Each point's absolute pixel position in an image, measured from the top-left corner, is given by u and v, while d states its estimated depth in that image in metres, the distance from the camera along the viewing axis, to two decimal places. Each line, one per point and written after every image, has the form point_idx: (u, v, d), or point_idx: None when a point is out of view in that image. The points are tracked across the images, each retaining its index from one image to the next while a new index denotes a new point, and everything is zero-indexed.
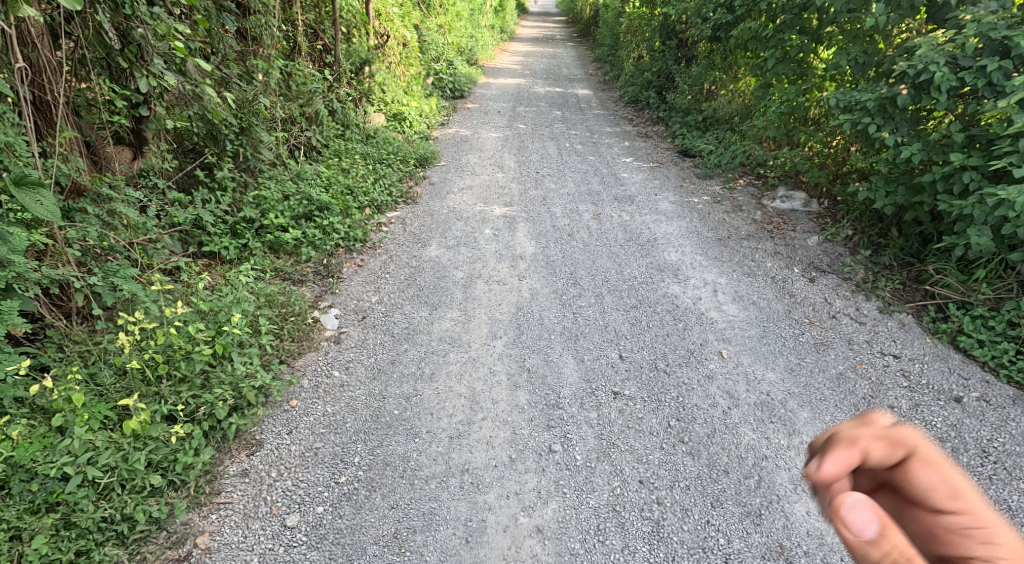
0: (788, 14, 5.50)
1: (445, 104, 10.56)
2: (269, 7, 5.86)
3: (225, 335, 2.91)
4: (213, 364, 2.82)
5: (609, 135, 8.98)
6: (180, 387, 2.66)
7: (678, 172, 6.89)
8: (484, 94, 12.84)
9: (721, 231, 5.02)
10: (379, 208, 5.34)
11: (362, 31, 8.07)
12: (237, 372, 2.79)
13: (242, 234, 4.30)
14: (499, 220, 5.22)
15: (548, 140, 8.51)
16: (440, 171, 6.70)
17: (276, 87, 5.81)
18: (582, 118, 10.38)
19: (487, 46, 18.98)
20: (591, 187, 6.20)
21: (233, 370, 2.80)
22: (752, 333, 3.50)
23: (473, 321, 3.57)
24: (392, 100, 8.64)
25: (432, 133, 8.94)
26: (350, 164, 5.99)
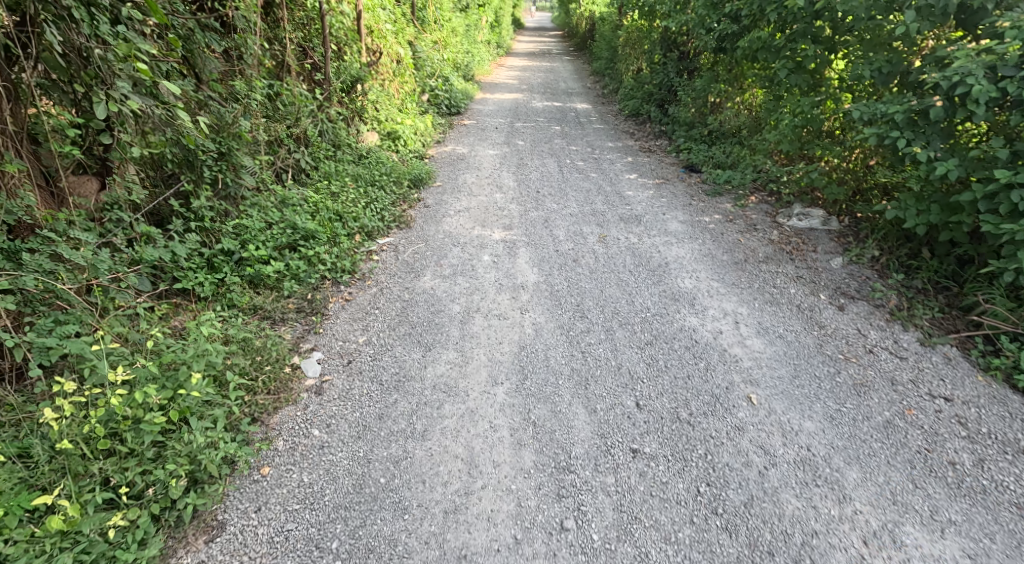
0: (799, 23, 5.20)
1: (441, 121, 10.27)
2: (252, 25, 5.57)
3: (182, 398, 2.54)
4: (168, 432, 2.47)
5: (611, 150, 8.68)
6: (124, 465, 2.33)
7: (686, 188, 6.57)
8: (481, 110, 12.59)
9: (736, 253, 4.68)
10: (370, 234, 5.01)
11: (353, 48, 7.80)
12: (196, 442, 2.43)
13: (220, 268, 3.97)
14: (498, 244, 4.88)
15: (548, 157, 8.21)
16: (435, 193, 6.37)
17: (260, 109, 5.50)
18: (582, 133, 10.09)
19: (484, 62, 18.77)
20: (595, 206, 5.87)
21: (190, 440, 2.44)
22: (782, 373, 3.13)
23: (471, 365, 3.21)
24: (386, 118, 8.35)
25: (428, 152, 8.64)
26: (339, 186, 5.66)
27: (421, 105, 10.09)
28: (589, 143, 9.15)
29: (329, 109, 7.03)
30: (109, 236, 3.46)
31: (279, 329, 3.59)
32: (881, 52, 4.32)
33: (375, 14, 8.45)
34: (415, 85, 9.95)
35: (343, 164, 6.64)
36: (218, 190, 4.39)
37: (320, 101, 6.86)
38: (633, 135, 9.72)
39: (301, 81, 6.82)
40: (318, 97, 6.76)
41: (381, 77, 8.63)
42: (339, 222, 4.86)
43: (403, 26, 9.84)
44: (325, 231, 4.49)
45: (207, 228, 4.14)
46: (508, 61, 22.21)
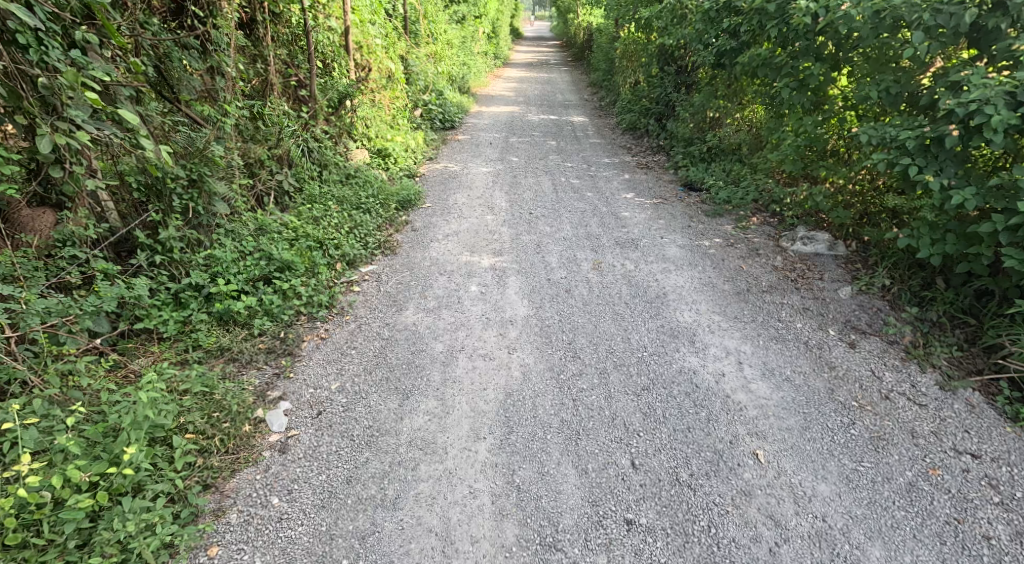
0: (801, 40, 5.01)
1: (433, 137, 10.05)
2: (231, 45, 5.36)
3: (115, 474, 2.31)
4: (97, 514, 2.25)
5: (608, 167, 8.45)
6: (41, 560, 2.10)
7: (685, 209, 6.33)
8: (476, 124, 12.38)
9: (738, 282, 4.43)
10: (353, 263, 4.76)
11: (341, 65, 7.60)
12: (125, 529, 2.19)
13: (187, 303, 3.72)
14: (487, 272, 4.63)
15: (542, 175, 7.98)
16: (424, 215, 6.13)
17: (238, 132, 5.28)
18: (578, 148, 9.87)
19: (480, 73, 18.60)
20: (590, 229, 5.63)
21: (119, 527, 2.20)
22: (792, 424, 2.85)
23: (452, 416, 2.94)
24: (376, 135, 8.13)
25: (419, 169, 8.41)
26: (321, 210, 5.41)
27: (413, 120, 9.87)
28: (585, 159, 8.93)
29: (316, 128, 6.79)
30: (61, 273, 3.21)
31: (245, 374, 3.33)
32: (889, 72, 4.09)
33: (364, 29, 8.24)
34: (407, 101, 9.73)
35: (329, 185, 6.40)
36: (189, 218, 4.12)
37: (306, 120, 6.62)
38: (631, 151, 9.50)
39: (286, 99, 6.60)
40: (303, 116, 6.53)
41: (371, 93, 8.41)
42: (318, 250, 4.61)
43: (394, 40, 9.63)
44: (303, 262, 4.24)
45: (176, 260, 3.87)
46: (505, 72, 22.07)
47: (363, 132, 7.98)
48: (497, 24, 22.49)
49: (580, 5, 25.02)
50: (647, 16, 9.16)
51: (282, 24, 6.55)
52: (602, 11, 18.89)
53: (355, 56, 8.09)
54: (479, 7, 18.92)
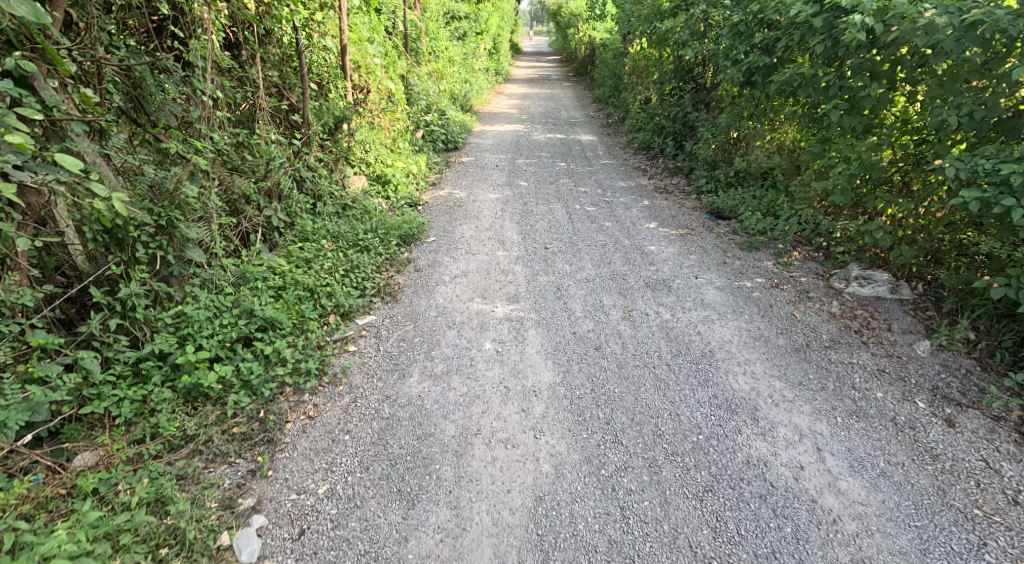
0: (853, 57, 4.49)
1: (436, 160, 9.52)
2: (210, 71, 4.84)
3: None
4: None
5: (624, 192, 7.89)
6: None
7: (715, 242, 5.76)
8: (480, 144, 11.88)
9: (794, 334, 3.83)
10: (348, 314, 4.16)
11: (338, 87, 7.09)
12: None
13: (149, 375, 3.09)
14: (502, 324, 4.07)
15: (554, 201, 7.44)
16: (428, 250, 5.57)
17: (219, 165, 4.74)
18: (590, 170, 9.32)
19: (483, 91, 18.15)
20: (613, 267, 5.07)
21: None
22: (907, 548, 2.34)
23: (468, 535, 2.41)
24: (375, 160, 7.61)
25: (422, 196, 7.84)
26: (313, 250, 4.81)
27: (414, 143, 9.35)
28: (598, 183, 8.38)
29: (310, 155, 6.24)
30: None
31: (212, 473, 2.72)
32: (966, 93, 3.76)
33: (363, 48, 7.76)
34: (408, 122, 9.22)
35: (322, 219, 5.82)
36: (155, 269, 3.53)
37: (297, 147, 6.07)
38: (646, 173, 8.94)
39: (277, 126, 6.07)
40: (296, 143, 6.00)
41: (369, 116, 7.89)
42: (308, 302, 4.01)
43: (395, 60, 9.15)
44: (290, 318, 3.64)
45: (139, 320, 3.28)
46: (507, 88, 21.66)
47: (362, 157, 7.44)
48: (499, 40, 22.13)
49: (582, 20, 24.68)
50: (662, 32, 8.67)
51: (273, 44, 6.05)
52: (607, 26, 18.46)
53: (353, 76, 7.59)
54: (481, 23, 18.53)
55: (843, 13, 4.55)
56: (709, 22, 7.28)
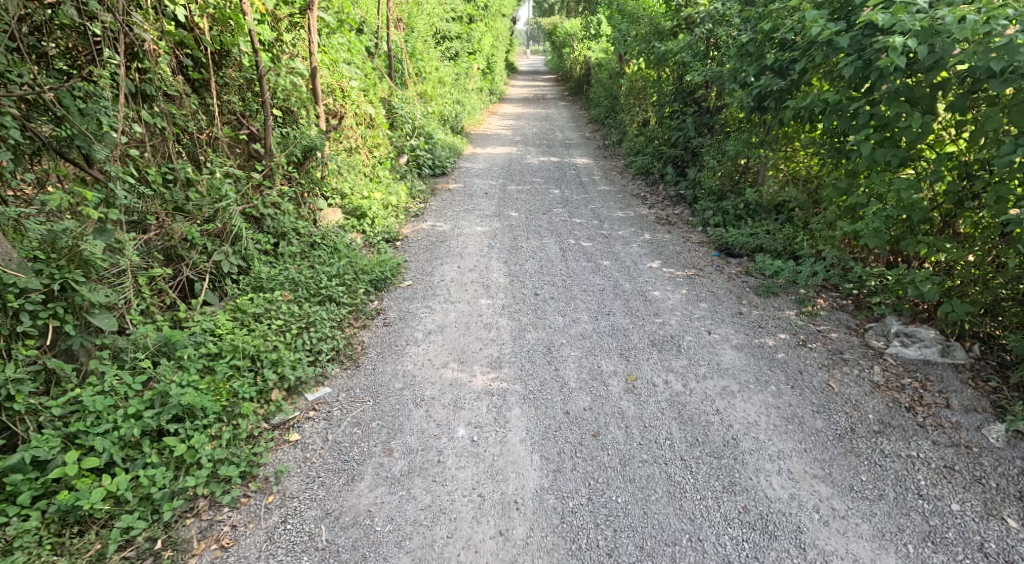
0: (885, 81, 3.87)
1: (421, 188, 8.91)
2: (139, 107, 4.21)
3: None
4: None
5: (622, 223, 7.28)
6: None
7: (726, 286, 5.13)
8: (469, 168, 11.31)
9: (832, 412, 3.17)
10: (297, 387, 3.50)
11: (310, 113, 6.51)
12: None
13: (17, 492, 2.45)
14: (481, 398, 3.41)
15: (546, 234, 6.82)
16: (402, 298, 4.92)
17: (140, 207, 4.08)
18: (586, 198, 8.71)
19: (475, 112, 17.64)
20: (613, 319, 4.43)
21: None
22: None
23: None
24: (352, 191, 6.99)
25: (402, 229, 7.19)
26: (264, 305, 4.16)
27: (397, 170, 8.75)
28: (594, 214, 7.76)
29: (273, 189, 5.61)
30: None
31: None
32: None
33: (337, 71, 7.18)
34: (390, 149, 8.63)
35: (284, 262, 5.17)
36: (47, 343, 2.86)
37: (258, 181, 5.44)
38: (646, 202, 8.33)
39: (235, 157, 5.45)
40: (256, 177, 5.38)
41: (345, 143, 7.29)
42: (247, 376, 3.34)
43: (376, 82, 8.61)
44: (217, 403, 2.99)
45: (19, 411, 2.63)
46: (501, 108, 21.24)
47: (337, 188, 6.82)
48: (493, 60, 21.76)
49: (578, 40, 24.31)
50: (661, 51, 8.12)
51: (232, 68, 5.46)
52: (603, 45, 18.01)
53: (327, 101, 7.01)
54: (474, 43, 18.09)
55: (873, 30, 3.95)
56: (711, 42, 6.73)
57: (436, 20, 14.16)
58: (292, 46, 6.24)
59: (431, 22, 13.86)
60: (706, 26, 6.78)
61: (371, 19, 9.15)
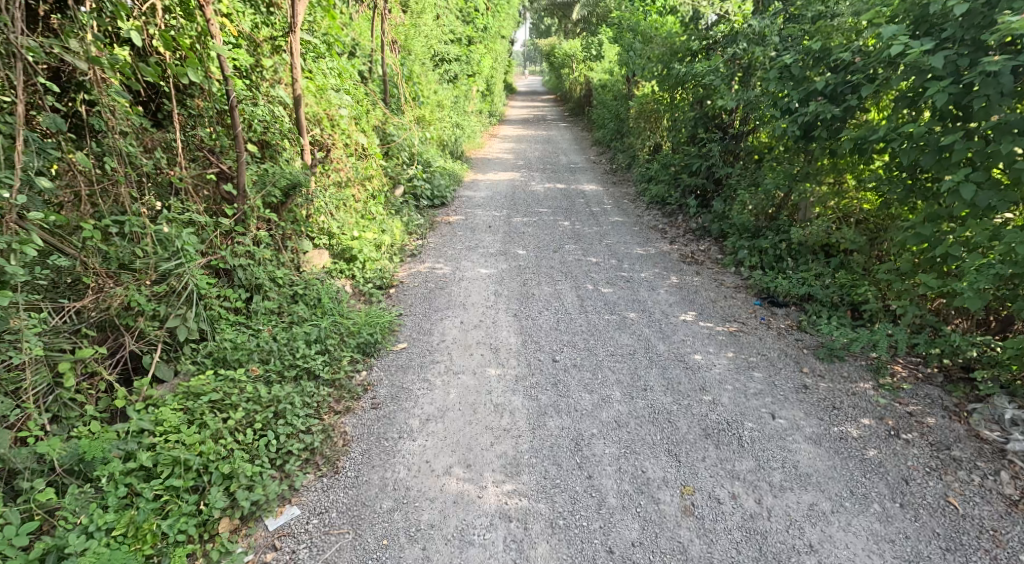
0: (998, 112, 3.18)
1: (418, 222, 8.17)
2: (67, 153, 3.62)
3: None
4: None
5: (643, 263, 6.53)
6: None
7: (778, 346, 4.36)
8: (470, 197, 10.61)
9: (967, 551, 2.56)
10: (255, 511, 2.82)
11: (293, 145, 5.78)
12: None
13: None
14: (495, 528, 2.72)
15: (558, 277, 6.06)
16: (396, 367, 4.15)
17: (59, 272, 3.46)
18: (598, 232, 7.97)
19: (475, 136, 16.99)
20: (651, 397, 3.65)
21: None
22: None
23: None
24: (341, 231, 6.27)
25: (397, 272, 6.42)
26: (224, 390, 3.41)
27: (392, 204, 8.02)
28: (610, 251, 7.01)
29: (247, 234, 4.87)
30: None
31: None
32: None
33: (325, 98, 6.49)
34: (383, 181, 7.90)
35: (256, 322, 4.40)
36: None
37: (228, 227, 4.71)
38: (665, 237, 7.58)
39: (202, 200, 4.69)
40: (227, 222, 4.64)
41: (332, 177, 6.56)
42: (187, 502, 2.71)
43: (369, 109, 7.95)
44: (134, 557, 2.48)
45: None
46: (502, 130, 20.70)
47: (323, 228, 6.07)
48: (492, 82, 21.27)
49: (579, 61, 23.81)
50: (679, 73, 7.46)
51: (199, 97, 4.76)
52: (607, 66, 17.44)
53: (314, 131, 6.31)
54: (474, 65, 17.54)
55: (975, 48, 3.27)
56: (740, 63, 6.05)
57: (434, 42, 13.60)
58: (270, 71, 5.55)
59: (428, 44, 13.28)
60: (735, 46, 6.12)
61: (364, 42, 8.51)
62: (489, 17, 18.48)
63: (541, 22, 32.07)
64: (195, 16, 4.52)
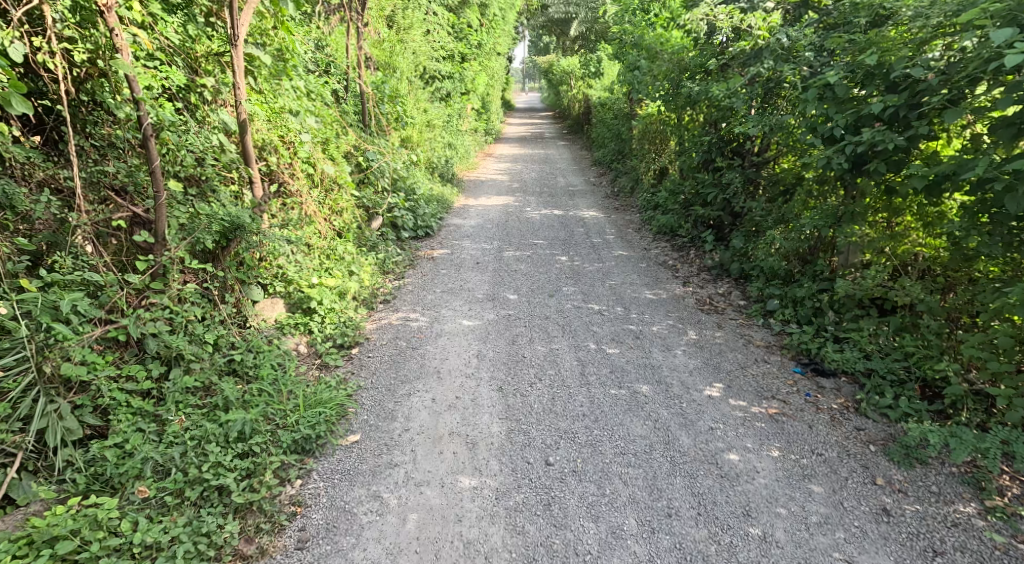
0: None
1: (395, 260, 7.26)
2: None
3: None
4: None
5: (654, 312, 5.62)
6: None
7: (834, 437, 3.40)
8: (459, 226, 9.74)
9: None
10: None
11: (237, 176, 4.90)
12: None
13: None
14: None
15: (553, 332, 5.14)
16: (346, 476, 3.21)
17: None
18: (600, 270, 7.06)
19: (468, 156, 16.15)
20: (672, 525, 2.83)
21: None
22: None
23: None
24: (303, 277, 5.38)
25: (365, 323, 5.48)
26: (83, 536, 2.65)
27: (366, 240, 7.10)
28: (614, 296, 6.11)
29: (166, 294, 3.93)
30: None
31: None
32: None
33: (284, 122, 5.62)
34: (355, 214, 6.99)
35: (169, 412, 3.44)
36: None
37: (141, 284, 3.79)
38: (675, 277, 6.67)
39: (109, 252, 3.81)
40: (136, 280, 3.71)
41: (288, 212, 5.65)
42: None
43: (340, 133, 7.09)
44: None
45: None
46: (499, 149, 19.94)
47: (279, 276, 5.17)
48: (487, 99, 20.50)
49: (577, 78, 23.09)
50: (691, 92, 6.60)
51: (107, 125, 3.92)
52: (607, 83, 16.66)
53: (269, 161, 5.44)
54: (467, 83, 16.74)
55: None
56: (760, 81, 5.21)
57: (424, 59, 12.81)
58: (205, 92, 4.71)
59: (416, 61, 12.46)
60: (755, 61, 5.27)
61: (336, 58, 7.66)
62: (484, 33, 17.73)
63: (538, 40, 31.47)
64: (98, 26, 3.66)
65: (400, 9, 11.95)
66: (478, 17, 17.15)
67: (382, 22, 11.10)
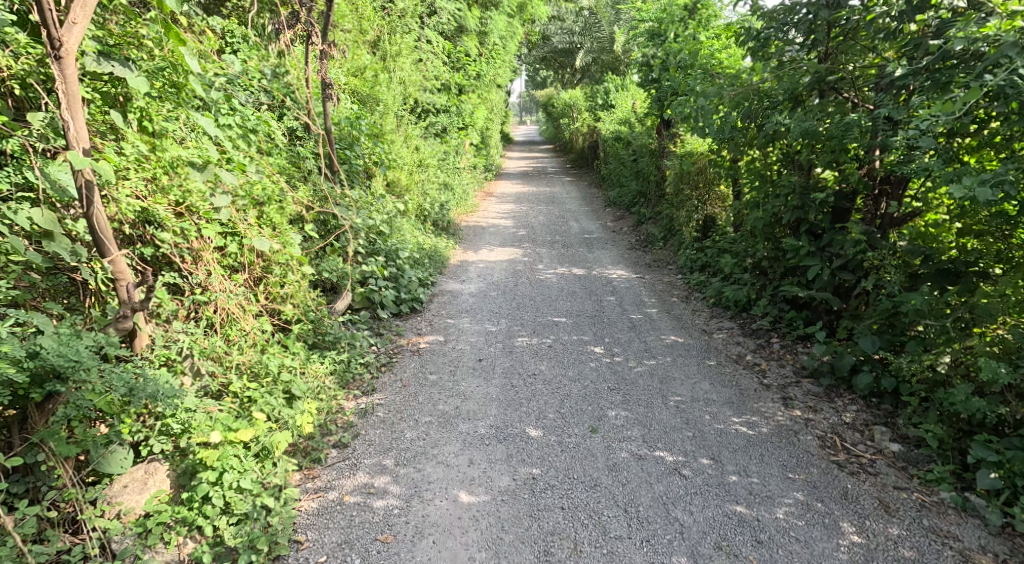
0: None
1: (363, 362, 5.22)
2: None
3: None
4: None
5: (761, 465, 3.59)
6: None
7: None
8: (456, 292, 7.80)
9: None
10: None
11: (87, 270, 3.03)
12: None
13: None
14: None
15: (610, 522, 3.19)
16: None
17: None
18: (652, 375, 5.07)
19: (467, 197, 14.24)
20: None
21: None
22: None
23: None
24: (211, 424, 3.40)
25: (300, 502, 3.41)
26: None
27: (323, 336, 5.11)
28: (690, 431, 4.06)
29: None
30: None
31: None
32: None
33: (181, 181, 3.68)
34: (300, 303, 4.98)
35: None
36: None
37: None
38: (769, 391, 4.65)
39: None
40: None
41: (178, 323, 3.74)
42: None
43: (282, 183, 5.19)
44: None
45: None
46: (500, 186, 18.13)
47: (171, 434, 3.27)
48: (487, 133, 18.70)
49: (582, 110, 21.52)
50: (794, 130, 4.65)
51: None
52: (621, 116, 14.97)
53: (167, 238, 3.60)
54: (466, 116, 14.93)
55: None
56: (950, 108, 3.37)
57: (414, 90, 10.97)
58: (28, 142, 2.83)
59: (404, 93, 10.59)
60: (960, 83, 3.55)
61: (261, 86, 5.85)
62: (484, 63, 15.94)
63: (540, 72, 29.96)
64: None
65: (384, 32, 10.13)
66: (477, 46, 15.44)
67: (362, 47, 9.27)
